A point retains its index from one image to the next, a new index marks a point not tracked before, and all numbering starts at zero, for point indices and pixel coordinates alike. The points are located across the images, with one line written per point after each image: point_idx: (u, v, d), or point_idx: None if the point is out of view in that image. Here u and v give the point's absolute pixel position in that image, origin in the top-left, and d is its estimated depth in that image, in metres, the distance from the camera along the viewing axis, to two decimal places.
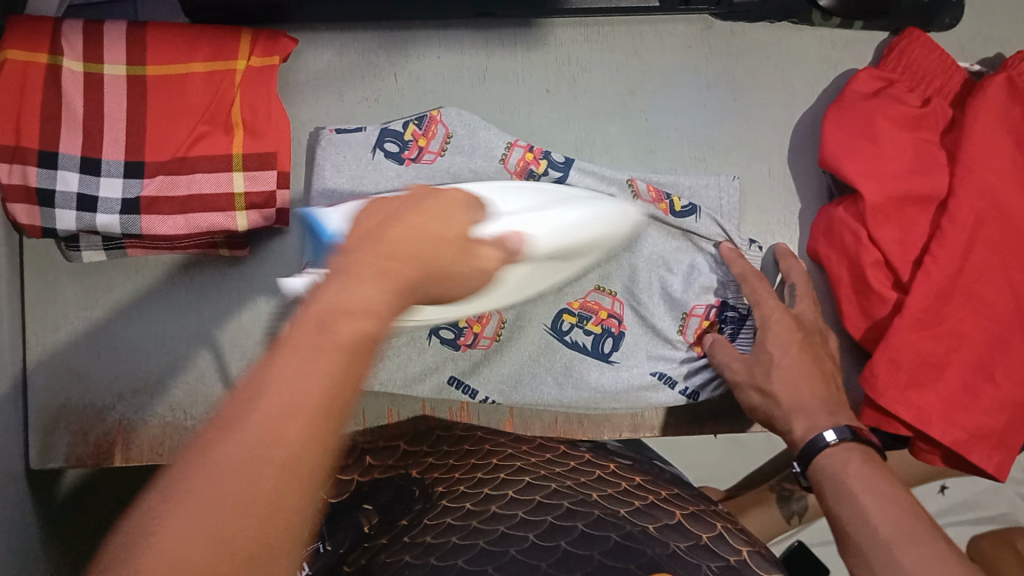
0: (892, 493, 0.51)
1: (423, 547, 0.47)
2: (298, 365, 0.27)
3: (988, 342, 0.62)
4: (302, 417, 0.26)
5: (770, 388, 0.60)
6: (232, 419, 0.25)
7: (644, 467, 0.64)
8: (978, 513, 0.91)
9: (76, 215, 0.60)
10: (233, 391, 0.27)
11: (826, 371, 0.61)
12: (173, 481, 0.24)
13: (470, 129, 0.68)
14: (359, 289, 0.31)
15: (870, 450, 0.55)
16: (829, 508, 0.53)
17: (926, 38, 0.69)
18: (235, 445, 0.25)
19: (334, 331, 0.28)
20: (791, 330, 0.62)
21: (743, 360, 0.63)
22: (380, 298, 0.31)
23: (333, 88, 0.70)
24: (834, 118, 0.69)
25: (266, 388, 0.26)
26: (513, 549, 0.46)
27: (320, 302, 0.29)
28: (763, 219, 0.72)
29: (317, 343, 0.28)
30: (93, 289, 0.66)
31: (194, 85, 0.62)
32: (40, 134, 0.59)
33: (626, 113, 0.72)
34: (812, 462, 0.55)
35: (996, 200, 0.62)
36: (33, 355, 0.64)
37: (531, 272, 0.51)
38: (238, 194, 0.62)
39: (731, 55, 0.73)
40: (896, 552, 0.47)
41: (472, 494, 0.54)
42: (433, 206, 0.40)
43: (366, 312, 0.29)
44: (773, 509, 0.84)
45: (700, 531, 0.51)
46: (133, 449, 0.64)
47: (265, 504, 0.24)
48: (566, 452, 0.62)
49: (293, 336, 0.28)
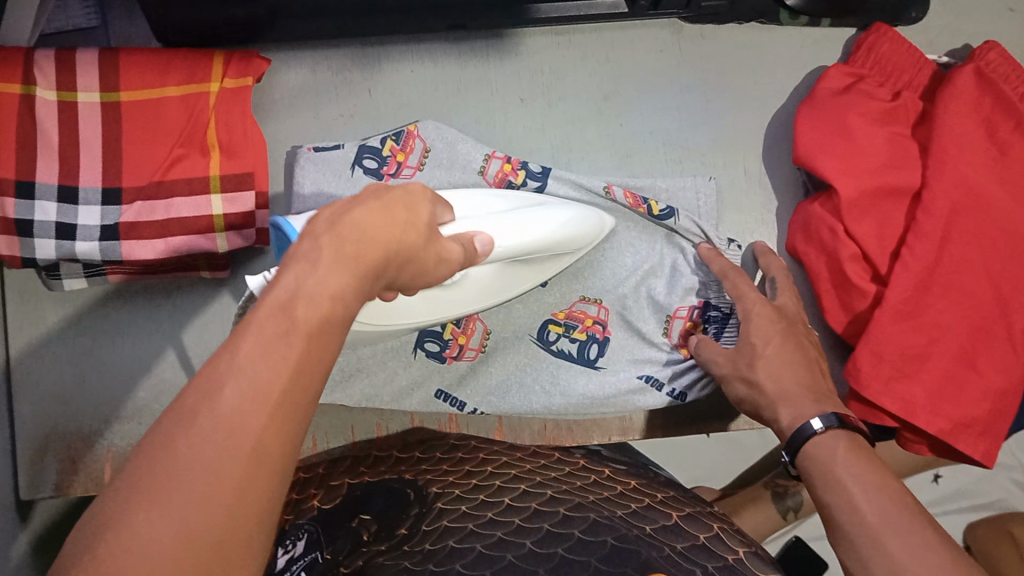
0: (879, 480, 0.51)
1: (422, 554, 0.48)
2: (258, 355, 0.30)
3: (970, 332, 0.62)
4: (265, 404, 0.29)
5: (753, 378, 0.61)
6: (197, 408, 0.28)
7: (638, 470, 0.65)
8: (969, 500, 0.91)
9: (55, 243, 0.60)
10: (196, 376, 0.30)
11: (812, 360, 0.62)
12: (142, 467, 0.28)
13: (448, 142, 0.69)
14: (319, 271, 0.33)
15: (858, 437, 0.55)
16: (819, 498, 0.53)
17: (894, 33, 0.69)
18: (201, 435, 0.28)
19: (294, 317, 0.31)
20: (775, 324, 0.62)
21: (727, 354, 0.63)
22: (344, 279, 0.33)
23: (309, 106, 0.71)
24: (806, 115, 0.70)
25: (229, 378, 0.29)
26: (510, 554, 0.47)
27: (283, 288, 0.32)
28: (741, 218, 0.72)
29: (279, 330, 0.30)
30: (75, 317, 0.65)
31: (169, 108, 0.62)
32: (17, 165, 0.59)
33: (600, 118, 0.73)
34: (801, 450, 0.56)
35: (972, 191, 0.63)
36: (18, 386, 0.64)
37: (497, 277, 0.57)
38: (217, 216, 0.63)
39: (703, 57, 0.74)
40: (883, 538, 0.48)
41: (469, 499, 0.54)
42: (400, 203, 0.39)
43: (329, 295, 0.32)
44: (769, 506, 0.84)
45: (695, 531, 0.52)
46: (120, 473, 0.64)
47: (230, 489, 0.28)
48: (561, 459, 0.62)
49: (257, 320, 0.31)
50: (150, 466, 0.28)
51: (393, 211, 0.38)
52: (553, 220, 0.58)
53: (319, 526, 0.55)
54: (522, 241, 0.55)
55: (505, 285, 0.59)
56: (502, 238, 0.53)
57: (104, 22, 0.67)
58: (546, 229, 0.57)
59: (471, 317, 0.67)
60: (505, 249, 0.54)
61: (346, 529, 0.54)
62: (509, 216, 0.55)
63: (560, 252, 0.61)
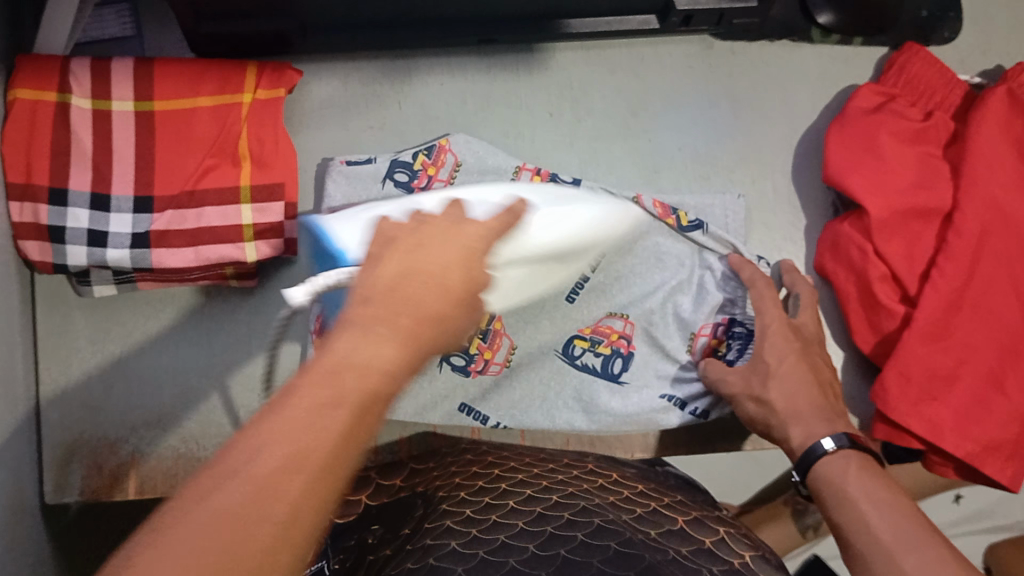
0: (893, 501, 0.51)
1: (421, 551, 0.48)
2: (305, 416, 0.30)
3: (998, 354, 0.62)
4: (303, 471, 0.29)
5: (765, 397, 0.60)
6: (235, 469, 0.29)
7: (649, 473, 0.64)
8: (991, 521, 0.93)
9: (86, 250, 0.61)
10: (237, 436, 0.30)
11: (823, 380, 0.61)
12: (166, 522, 0.28)
13: (477, 157, 0.69)
14: (377, 346, 0.33)
15: (868, 456, 0.55)
16: (831, 516, 0.53)
17: (927, 52, 0.69)
18: (234, 492, 0.28)
19: (344, 384, 0.32)
20: (789, 338, 0.62)
21: (738, 373, 0.62)
22: (395, 353, 0.34)
23: (338, 118, 0.71)
24: (836, 133, 0.69)
25: (270, 441, 0.30)
26: (513, 560, 0.46)
27: (333, 352, 0.32)
28: (769, 235, 0.72)
29: (332, 395, 0.31)
30: (105, 322, 0.66)
31: (201, 118, 0.63)
32: (50, 172, 0.60)
33: (628, 132, 0.72)
34: (810, 470, 0.55)
35: (1001, 211, 0.63)
36: (46, 392, 0.64)
37: (521, 280, 0.52)
38: (245, 225, 0.63)
39: (732, 74, 0.74)
40: (898, 559, 0.48)
41: (473, 501, 0.54)
42: (442, 219, 0.41)
43: (380, 372, 0.33)
44: (789, 523, 0.86)
45: (701, 535, 0.52)
46: (147, 480, 0.64)
47: (260, 545, 0.28)
48: (570, 462, 0.62)
49: (306, 382, 0.31)
50: (166, 528, 0.28)
51: (446, 242, 0.39)
52: (572, 217, 0.53)
53: (330, 539, 0.56)
54: (552, 248, 0.51)
55: (531, 283, 0.54)
56: (532, 241, 0.50)
57: (138, 31, 0.68)
58: (573, 228, 0.53)
59: (497, 332, 0.68)
60: (536, 250, 0.50)
61: (353, 539, 0.55)
62: (544, 217, 0.51)
63: (592, 248, 0.57)
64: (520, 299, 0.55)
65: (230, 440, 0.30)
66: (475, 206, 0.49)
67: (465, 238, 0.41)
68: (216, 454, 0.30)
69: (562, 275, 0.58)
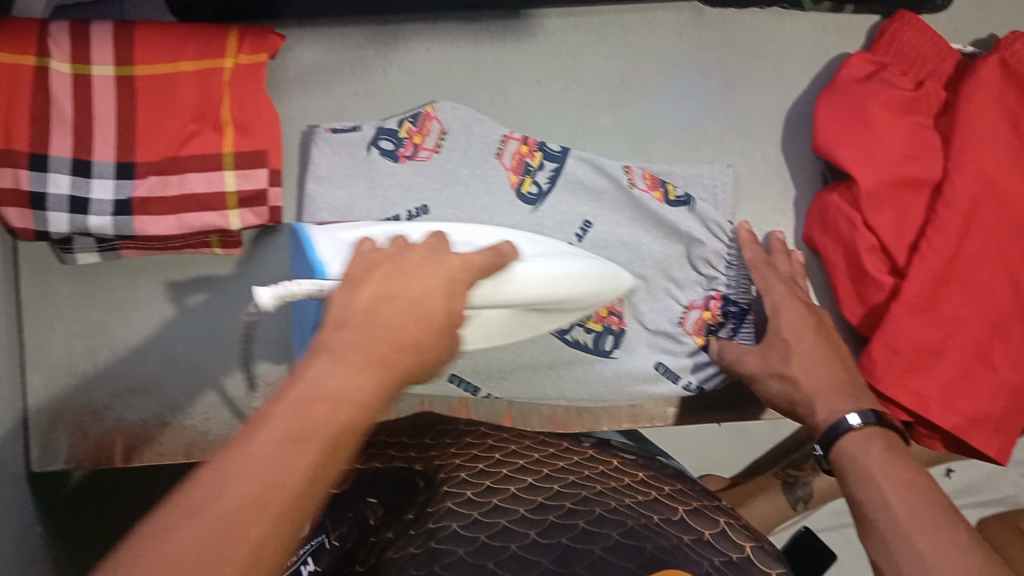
0: (913, 481, 0.50)
1: (424, 535, 0.48)
2: (273, 453, 0.31)
3: (985, 327, 0.62)
4: (270, 509, 0.30)
5: (789, 374, 0.60)
6: (205, 502, 0.29)
7: (646, 461, 0.63)
8: (980, 494, 0.96)
9: (69, 217, 0.61)
10: (205, 465, 0.31)
11: (845, 359, 0.61)
12: (138, 550, 0.28)
13: (464, 123, 0.68)
14: (338, 371, 0.34)
15: (894, 436, 0.54)
16: (851, 493, 0.52)
17: (918, 20, 0.68)
18: (199, 528, 0.28)
19: (312, 416, 0.32)
20: (799, 313, 0.62)
21: (756, 352, 0.63)
22: (369, 381, 0.35)
23: (324, 85, 0.70)
24: (827, 103, 0.68)
25: (241, 475, 0.30)
26: (514, 544, 0.46)
27: (303, 379, 0.33)
28: (758, 206, 0.72)
29: (297, 430, 0.32)
30: (88, 289, 0.65)
31: (182, 84, 0.62)
32: (30, 137, 0.59)
33: (616, 101, 0.72)
34: (832, 446, 0.55)
35: (991, 183, 0.63)
36: (29, 358, 0.64)
37: (508, 319, 0.56)
38: (230, 193, 0.62)
39: (724, 43, 0.72)
40: (914, 539, 0.47)
41: (474, 483, 0.54)
42: (428, 249, 0.45)
43: (352, 404, 0.33)
44: (779, 496, 0.87)
45: (700, 526, 0.51)
46: (134, 448, 0.64)
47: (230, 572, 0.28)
48: (569, 447, 0.61)
49: (275, 417, 0.32)
50: (140, 555, 0.28)
51: (429, 271, 0.43)
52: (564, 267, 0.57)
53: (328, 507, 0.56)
54: (540, 294, 0.55)
55: (516, 325, 0.58)
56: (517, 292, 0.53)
57: None
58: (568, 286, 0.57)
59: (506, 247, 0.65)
60: (521, 300, 0.54)
61: (351, 512, 0.54)
62: (537, 268, 0.55)
63: (572, 303, 0.59)
64: (525, 332, 0.60)
65: (197, 471, 0.30)
66: (461, 246, 0.53)
67: (450, 269, 0.44)
68: (180, 486, 0.30)
69: (543, 327, 0.61)
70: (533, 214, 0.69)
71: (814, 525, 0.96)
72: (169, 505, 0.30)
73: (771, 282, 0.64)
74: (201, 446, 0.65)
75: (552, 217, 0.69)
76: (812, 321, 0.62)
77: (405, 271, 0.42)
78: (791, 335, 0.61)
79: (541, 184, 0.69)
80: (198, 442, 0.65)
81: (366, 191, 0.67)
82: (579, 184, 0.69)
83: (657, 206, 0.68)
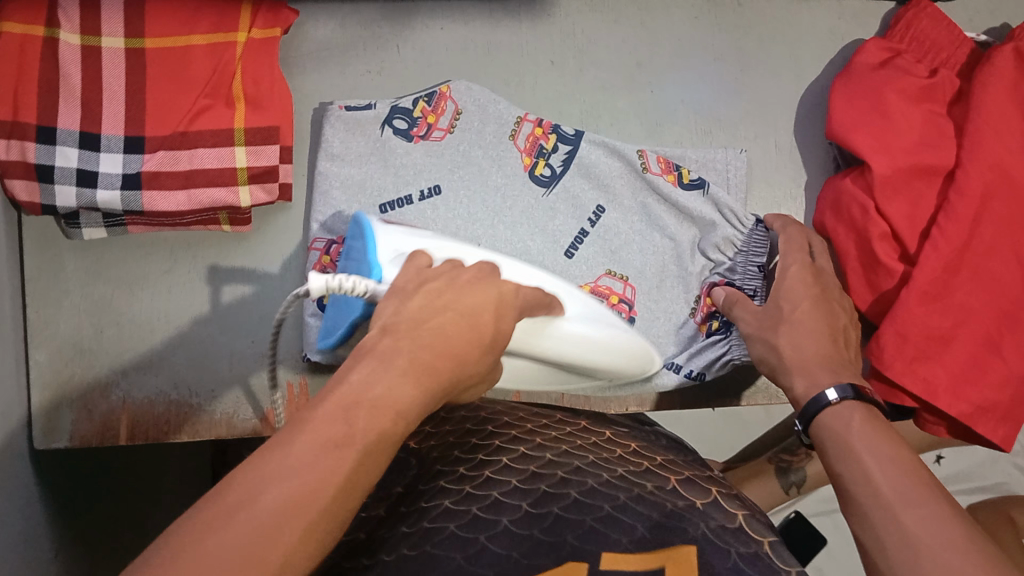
0: (898, 454, 0.49)
1: (416, 515, 0.47)
2: (312, 458, 0.31)
3: (996, 316, 0.62)
4: (311, 508, 0.30)
5: (773, 341, 0.59)
6: (245, 500, 0.30)
7: (638, 432, 0.63)
8: (973, 483, 0.97)
9: (76, 190, 0.59)
10: (241, 469, 0.31)
11: (837, 328, 0.59)
12: (181, 537, 0.28)
13: (480, 104, 0.68)
14: (391, 378, 0.35)
15: (874, 410, 0.53)
16: (834, 468, 0.51)
17: (934, 9, 0.68)
18: (242, 524, 0.29)
19: (355, 423, 0.33)
20: (804, 281, 0.61)
21: (753, 313, 0.62)
22: (413, 392, 0.36)
23: (337, 62, 0.69)
24: (842, 89, 0.68)
25: (283, 475, 0.30)
26: (505, 519, 0.46)
27: (351, 384, 0.35)
28: (770, 191, 0.72)
29: (339, 436, 0.32)
30: (94, 264, 0.64)
31: (195, 58, 0.61)
32: (38, 109, 0.58)
33: (631, 84, 0.71)
34: (814, 421, 0.54)
35: (1004, 172, 0.62)
36: (33, 334, 0.63)
37: (541, 363, 0.57)
38: (240, 168, 0.62)
39: (739, 27, 0.72)
40: (899, 511, 0.45)
41: (465, 458, 0.53)
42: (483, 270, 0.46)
43: (395, 408, 0.35)
44: (773, 481, 0.88)
45: (692, 496, 0.50)
46: (138, 426, 0.63)
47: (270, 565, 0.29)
48: (561, 419, 0.60)
49: (313, 425, 0.33)
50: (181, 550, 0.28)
51: (478, 287, 0.44)
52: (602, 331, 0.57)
53: None
54: (577, 348, 0.56)
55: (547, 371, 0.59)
56: (561, 345, 0.55)
57: None
58: (605, 349, 0.57)
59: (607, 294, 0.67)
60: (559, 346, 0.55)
61: None
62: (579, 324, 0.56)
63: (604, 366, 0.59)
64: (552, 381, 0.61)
65: (235, 473, 0.31)
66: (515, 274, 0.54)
67: (501, 286, 0.45)
68: (218, 487, 0.31)
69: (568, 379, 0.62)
70: (545, 196, 0.68)
71: (806, 510, 0.97)
72: (207, 502, 0.30)
73: (791, 252, 0.64)
74: (206, 425, 0.64)
75: (565, 200, 0.68)
76: (816, 290, 0.61)
77: (453, 287, 0.43)
78: (786, 304, 0.61)
79: (555, 168, 0.69)
80: (204, 420, 0.64)
81: (380, 170, 0.66)
82: (592, 167, 0.69)
83: (671, 189, 0.68)
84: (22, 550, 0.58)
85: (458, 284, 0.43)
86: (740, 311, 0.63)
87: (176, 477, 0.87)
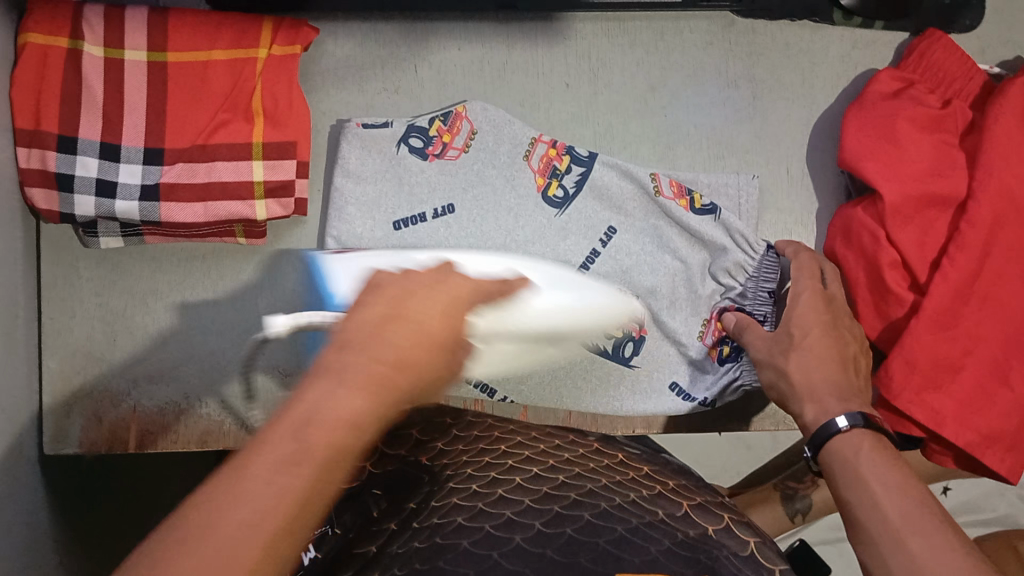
0: (907, 484, 0.49)
1: (429, 531, 0.48)
2: (269, 478, 0.31)
3: (1004, 346, 0.62)
4: (266, 529, 0.30)
5: (783, 367, 0.59)
6: (201, 525, 0.30)
7: (650, 456, 0.63)
8: (978, 514, 0.96)
9: (94, 201, 0.60)
10: (200, 493, 0.31)
11: (849, 357, 0.60)
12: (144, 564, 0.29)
13: (494, 125, 0.69)
14: (345, 394, 0.35)
15: (884, 439, 0.53)
16: (841, 495, 0.51)
17: (948, 40, 0.68)
18: (197, 548, 0.29)
19: (308, 440, 0.33)
20: (817, 309, 0.61)
21: (764, 338, 0.62)
22: (364, 403, 0.35)
23: (354, 79, 0.70)
24: (854, 118, 0.69)
25: (237, 499, 0.31)
26: (518, 536, 0.46)
27: (301, 403, 0.34)
28: (780, 218, 0.72)
29: (292, 455, 0.32)
30: (110, 273, 0.65)
31: (214, 72, 0.62)
32: (59, 119, 0.59)
33: (644, 108, 0.72)
34: (824, 447, 0.54)
35: (1014, 201, 0.63)
36: (47, 341, 0.63)
37: (516, 353, 0.55)
38: (257, 182, 0.62)
39: (753, 53, 0.73)
40: (907, 540, 0.46)
41: (479, 476, 0.53)
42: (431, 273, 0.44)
43: (345, 424, 0.34)
44: (778, 508, 0.88)
45: (705, 522, 0.50)
46: (148, 434, 0.64)
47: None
48: (575, 440, 0.59)
49: (270, 440, 0.33)
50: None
51: (432, 291, 0.42)
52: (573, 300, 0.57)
53: None
54: (544, 325, 0.55)
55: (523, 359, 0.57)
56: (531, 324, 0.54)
57: None
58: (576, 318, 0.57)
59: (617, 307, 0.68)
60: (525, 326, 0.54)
61: (355, 505, 0.53)
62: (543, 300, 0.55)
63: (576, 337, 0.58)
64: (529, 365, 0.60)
65: (193, 497, 0.31)
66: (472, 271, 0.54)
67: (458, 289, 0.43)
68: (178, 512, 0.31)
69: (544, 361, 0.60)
70: (558, 217, 0.69)
71: (810, 537, 0.96)
72: (165, 529, 0.30)
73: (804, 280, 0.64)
74: (215, 435, 0.64)
75: (576, 221, 0.69)
76: (826, 318, 0.61)
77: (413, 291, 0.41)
78: (797, 329, 0.61)
79: (568, 189, 0.69)
80: (212, 430, 0.64)
81: (394, 188, 0.67)
82: (605, 188, 0.69)
83: (683, 213, 0.68)
84: (28, 554, 0.58)
85: (422, 287, 0.42)
86: (752, 336, 0.63)
87: (182, 487, 0.87)
